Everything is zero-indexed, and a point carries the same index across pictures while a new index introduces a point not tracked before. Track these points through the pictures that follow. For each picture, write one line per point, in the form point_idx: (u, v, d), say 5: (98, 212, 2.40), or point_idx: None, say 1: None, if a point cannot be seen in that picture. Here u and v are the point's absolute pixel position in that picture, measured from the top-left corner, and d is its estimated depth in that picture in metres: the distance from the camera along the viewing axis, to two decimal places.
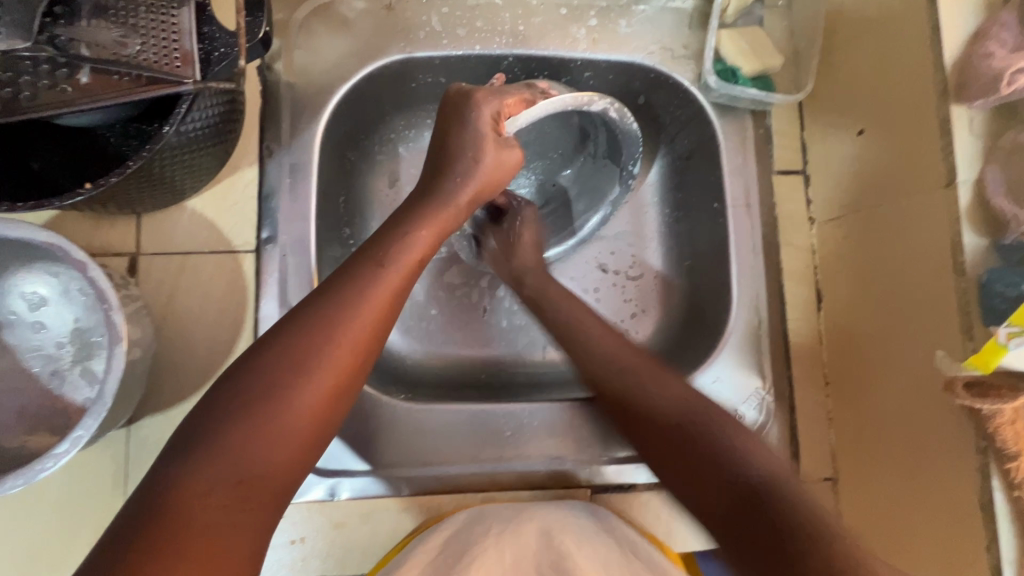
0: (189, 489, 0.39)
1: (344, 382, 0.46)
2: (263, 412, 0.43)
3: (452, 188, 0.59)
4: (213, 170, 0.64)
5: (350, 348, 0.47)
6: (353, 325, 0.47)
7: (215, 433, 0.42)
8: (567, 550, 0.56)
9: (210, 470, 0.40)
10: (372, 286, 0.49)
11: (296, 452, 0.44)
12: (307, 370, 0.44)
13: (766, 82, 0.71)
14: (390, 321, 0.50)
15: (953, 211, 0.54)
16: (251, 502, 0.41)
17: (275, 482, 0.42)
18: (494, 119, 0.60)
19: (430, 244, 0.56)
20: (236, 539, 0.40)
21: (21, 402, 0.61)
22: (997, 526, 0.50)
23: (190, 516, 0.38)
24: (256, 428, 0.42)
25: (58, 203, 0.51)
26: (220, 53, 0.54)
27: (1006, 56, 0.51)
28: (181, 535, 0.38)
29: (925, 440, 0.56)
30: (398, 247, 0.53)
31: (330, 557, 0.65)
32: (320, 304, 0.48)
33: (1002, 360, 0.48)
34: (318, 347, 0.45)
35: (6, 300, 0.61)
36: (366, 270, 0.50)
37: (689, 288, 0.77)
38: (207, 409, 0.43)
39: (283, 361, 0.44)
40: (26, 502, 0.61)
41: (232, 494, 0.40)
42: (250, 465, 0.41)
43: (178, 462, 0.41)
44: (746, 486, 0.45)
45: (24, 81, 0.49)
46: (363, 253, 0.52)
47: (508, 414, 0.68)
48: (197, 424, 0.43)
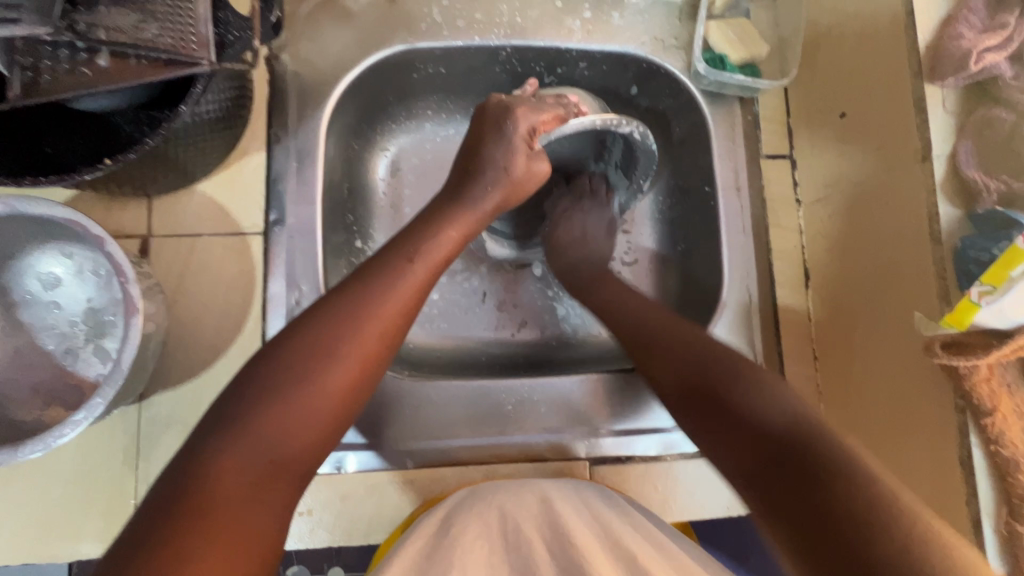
0: (222, 464, 0.41)
1: (369, 369, 0.48)
2: (294, 393, 0.45)
3: (480, 195, 0.61)
4: (221, 154, 0.67)
5: (376, 339, 0.49)
6: (381, 316, 0.49)
7: (248, 411, 0.44)
8: (569, 521, 0.56)
9: (241, 448, 0.42)
10: (399, 281, 0.52)
11: (321, 433, 0.46)
12: (336, 356, 0.47)
13: (753, 70, 0.75)
14: (414, 314, 0.52)
15: (930, 183, 0.57)
16: (279, 479, 0.43)
17: (302, 461, 0.45)
18: (528, 133, 0.63)
19: (456, 245, 0.58)
20: (265, 512, 0.42)
21: (35, 379, 0.63)
22: (975, 480, 0.52)
23: (223, 491, 0.41)
24: (288, 409, 0.44)
25: (77, 177, 0.53)
26: (234, 36, 0.56)
27: (975, 37, 0.54)
28: (217, 504, 0.40)
29: (912, 406, 0.58)
30: (425, 246, 0.55)
31: (336, 528, 0.67)
32: (349, 296, 0.49)
33: (974, 318, 0.50)
34: (347, 335, 0.47)
35: (22, 280, 0.63)
36: (396, 265, 0.53)
37: (683, 270, 0.80)
38: (239, 391, 0.45)
39: (316, 347, 0.46)
40: (40, 475, 0.63)
41: (263, 470, 0.43)
42: (281, 444, 0.44)
43: (212, 438, 0.43)
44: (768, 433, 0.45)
45: (44, 66, 0.53)
46: (392, 248, 0.55)
47: (513, 388, 0.70)
48: (230, 404, 0.44)
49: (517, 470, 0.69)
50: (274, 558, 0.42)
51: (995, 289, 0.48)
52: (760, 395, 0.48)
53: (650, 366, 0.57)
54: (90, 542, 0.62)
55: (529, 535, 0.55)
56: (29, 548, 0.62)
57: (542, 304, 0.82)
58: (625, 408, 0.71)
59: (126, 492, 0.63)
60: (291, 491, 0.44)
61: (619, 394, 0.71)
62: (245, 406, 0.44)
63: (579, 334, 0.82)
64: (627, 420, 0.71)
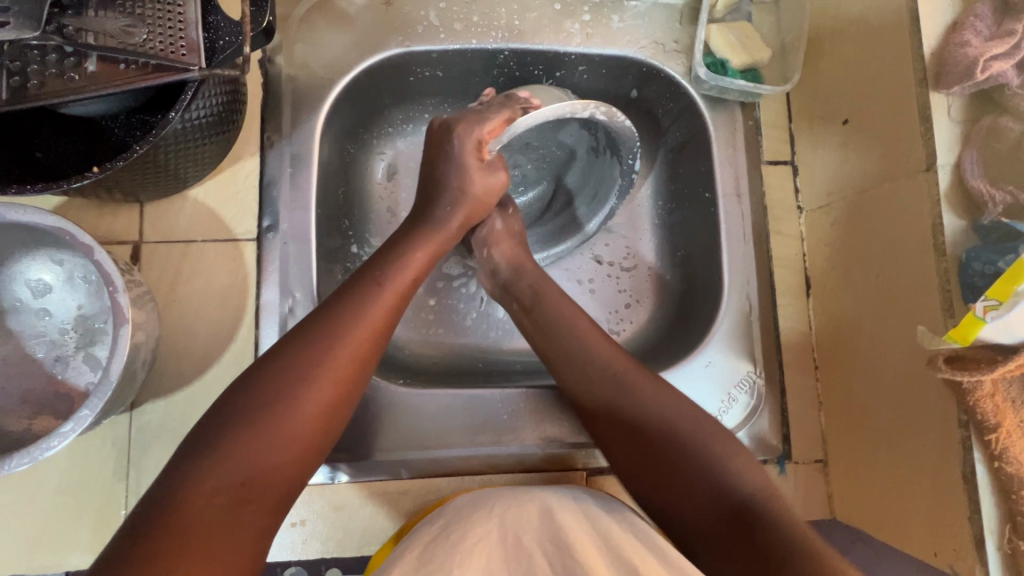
0: (192, 493, 0.40)
1: (344, 390, 0.48)
2: (267, 417, 0.44)
3: (445, 212, 0.62)
4: (215, 159, 0.66)
5: (348, 361, 0.49)
6: (351, 340, 0.49)
7: (222, 436, 0.43)
8: (568, 526, 0.55)
9: (215, 474, 0.41)
10: (369, 304, 0.52)
11: (293, 460, 0.45)
12: (307, 380, 0.46)
13: (754, 74, 0.74)
14: (386, 334, 0.52)
15: (934, 193, 0.56)
16: (251, 506, 0.42)
17: (276, 487, 0.44)
18: (476, 146, 0.61)
19: (423, 266, 0.58)
20: (238, 542, 0.41)
21: (24, 387, 0.62)
22: (978, 496, 0.51)
23: (193, 516, 0.39)
24: (261, 433, 0.44)
25: (66, 186, 0.52)
26: (224, 41, 0.55)
27: (982, 44, 0.53)
28: (189, 534, 0.39)
29: (914, 419, 0.58)
30: (396, 267, 0.55)
31: (330, 539, 0.66)
32: (318, 323, 0.49)
33: (979, 334, 0.49)
34: (317, 361, 0.47)
35: (10, 287, 0.62)
36: (366, 288, 0.53)
37: (682, 277, 0.79)
38: (207, 421, 0.44)
39: (287, 372, 0.46)
40: (29, 484, 0.62)
41: (238, 495, 0.42)
42: (251, 471, 0.43)
43: (186, 467, 0.42)
44: (732, 502, 0.50)
45: (32, 70, 0.51)
46: (362, 271, 0.55)
47: (506, 399, 0.69)
48: (201, 434, 0.44)
49: (513, 480, 0.69)
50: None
51: (1001, 304, 0.47)
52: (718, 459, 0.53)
53: (615, 435, 0.58)
54: (81, 553, 0.62)
55: (530, 547, 0.55)
56: (19, 557, 0.61)
57: None
58: None
59: (117, 501, 0.63)
60: (269, 515, 0.43)
61: None
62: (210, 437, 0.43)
63: None
64: None
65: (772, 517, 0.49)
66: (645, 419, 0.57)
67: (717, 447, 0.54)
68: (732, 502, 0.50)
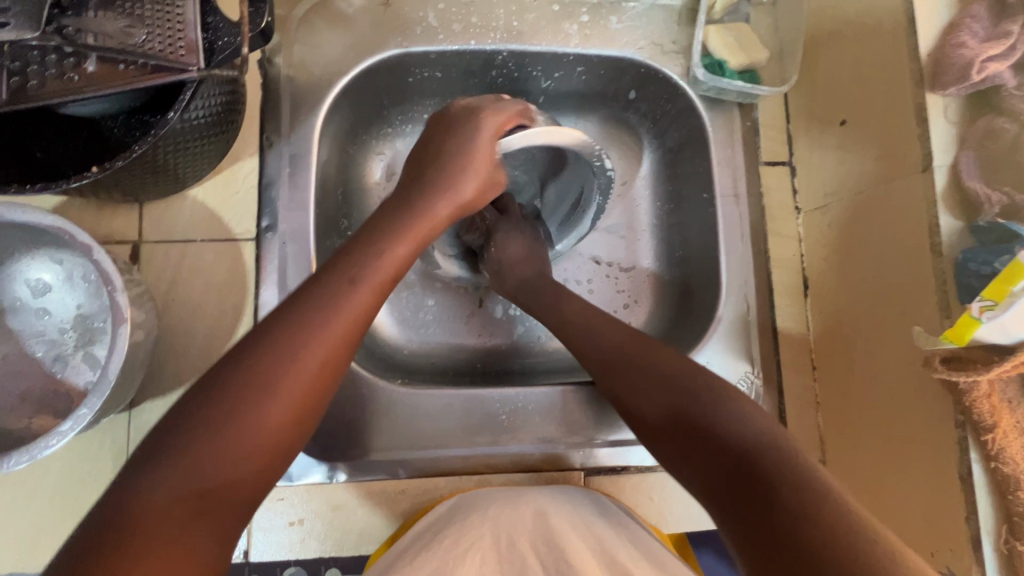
0: (143, 508, 0.36)
1: (307, 408, 0.43)
2: (221, 445, 0.39)
3: (432, 204, 0.57)
4: (214, 160, 0.66)
5: (321, 363, 0.44)
6: (325, 339, 0.44)
7: (173, 466, 0.38)
8: (563, 533, 0.56)
9: (163, 515, 0.36)
10: (349, 299, 0.47)
11: (255, 467, 0.41)
12: (276, 384, 0.42)
13: (752, 75, 0.74)
14: (358, 339, 0.47)
15: (930, 194, 0.56)
16: (209, 522, 0.38)
17: (234, 497, 0.40)
18: (494, 137, 0.60)
19: (404, 261, 0.53)
20: (192, 566, 0.36)
21: (24, 386, 0.62)
22: (974, 496, 0.52)
23: (139, 559, 0.34)
24: (215, 463, 0.39)
25: (65, 186, 0.52)
26: (223, 42, 0.55)
27: (978, 45, 0.54)
28: (135, 554, 0.34)
29: (911, 420, 0.58)
30: (380, 257, 0.51)
31: (328, 538, 0.66)
32: (289, 317, 0.45)
33: (975, 334, 0.49)
34: (285, 361, 0.43)
35: (10, 286, 0.62)
36: (345, 280, 0.48)
37: (680, 278, 0.79)
38: (168, 424, 0.40)
39: (250, 376, 0.42)
40: (28, 483, 0.62)
41: (187, 539, 0.36)
42: (210, 481, 0.38)
43: (127, 508, 0.36)
44: (738, 456, 0.42)
45: (32, 71, 0.52)
46: (331, 268, 0.49)
47: (503, 399, 0.69)
48: (148, 466, 0.38)
49: (509, 480, 0.69)
50: None
51: (997, 305, 0.47)
52: (728, 409, 0.46)
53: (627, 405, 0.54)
54: None
55: (526, 553, 0.55)
56: (17, 556, 0.61)
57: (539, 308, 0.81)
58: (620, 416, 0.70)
59: None
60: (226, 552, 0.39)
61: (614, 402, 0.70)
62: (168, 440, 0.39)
63: None
64: (622, 430, 0.70)
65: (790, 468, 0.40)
66: (649, 389, 0.52)
67: (732, 397, 0.47)
68: (739, 457, 0.42)
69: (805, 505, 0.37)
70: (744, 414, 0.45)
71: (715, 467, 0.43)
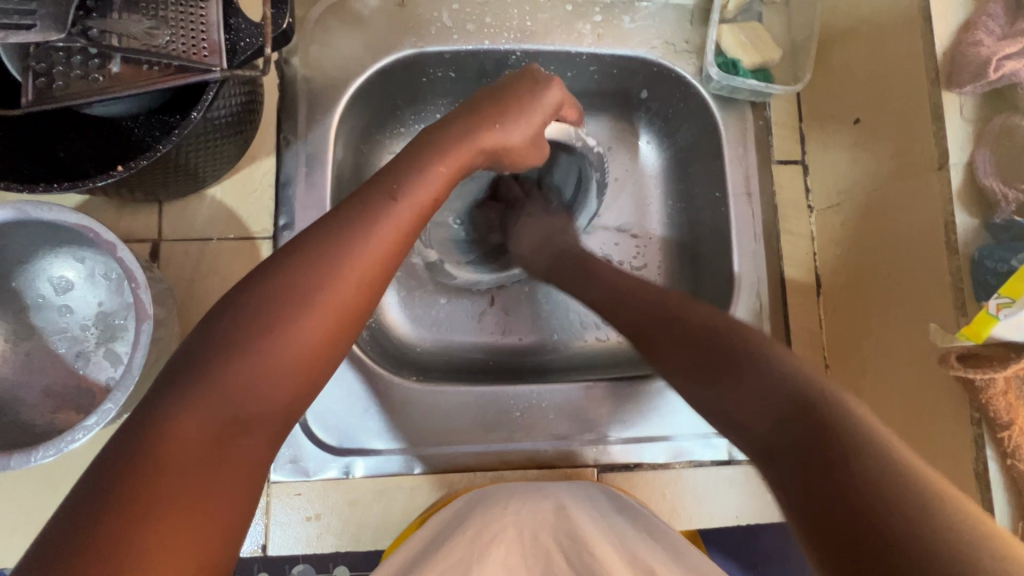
0: (183, 416, 0.38)
1: (346, 318, 0.44)
2: (261, 341, 0.41)
3: (471, 132, 0.57)
4: (233, 159, 0.67)
5: (353, 284, 0.45)
6: (357, 260, 0.45)
7: (213, 359, 0.40)
8: (585, 529, 0.56)
9: (203, 404, 0.39)
10: (380, 221, 0.47)
11: (289, 387, 0.42)
12: (308, 303, 0.43)
13: (765, 74, 0.74)
14: (397, 256, 0.48)
15: (946, 192, 0.56)
16: (247, 434, 0.40)
17: (272, 415, 0.41)
18: (556, 107, 0.64)
19: (439, 187, 0.53)
20: (232, 474, 0.38)
21: (47, 382, 0.63)
22: (991, 494, 0.52)
23: (181, 454, 0.36)
24: (253, 357, 0.40)
25: (91, 185, 0.53)
26: (245, 43, 0.56)
27: (994, 44, 0.54)
28: (178, 461, 0.36)
29: (925, 417, 0.58)
30: (410, 184, 0.50)
31: (345, 534, 0.67)
32: (320, 238, 0.45)
33: (992, 331, 0.50)
34: (317, 281, 0.43)
35: (34, 284, 0.63)
36: (378, 203, 0.48)
37: (693, 276, 0.79)
38: (202, 340, 0.41)
39: (282, 293, 0.43)
40: (51, 477, 0.63)
41: (226, 429, 0.39)
42: (246, 397, 0.40)
43: (173, 392, 0.39)
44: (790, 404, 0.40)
45: (58, 72, 0.53)
46: (373, 186, 0.50)
47: (520, 394, 0.70)
48: (193, 355, 0.41)
49: (524, 476, 0.69)
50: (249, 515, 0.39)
51: (1014, 301, 0.48)
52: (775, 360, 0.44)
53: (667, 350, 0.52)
54: None
55: (547, 545, 0.57)
56: None
57: (553, 307, 0.81)
58: (634, 414, 0.70)
59: None
60: (264, 449, 0.41)
61: (627, 400, 0.70)
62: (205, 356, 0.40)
63: (585, 340, 0.81)
64: (635, 428, 0.70)
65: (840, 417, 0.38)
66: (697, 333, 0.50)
67: (765, 348, 0.46)
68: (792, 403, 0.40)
69: (848, 438, 0.35)
70: (782, 362, 0.43)
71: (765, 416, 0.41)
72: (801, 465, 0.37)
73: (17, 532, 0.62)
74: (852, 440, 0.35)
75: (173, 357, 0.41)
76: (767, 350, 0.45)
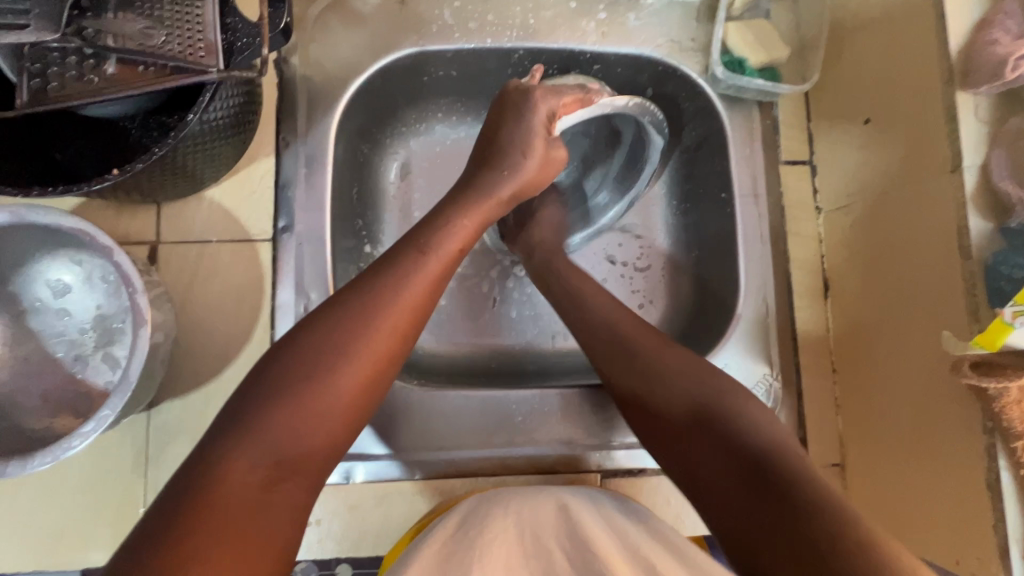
0: (231, 465, 0.41)
1: (381, 367, 0.47)
2: (303, 391, 0.44)
3: (494, 181, 0.61)
4: (231, 160, 0.66)
5: (390, 335, 0.48)
6: (393, 312, 0.48)
7: (259, 410, 0.43)
8: (588, 529, 0.54)
9: (252, 451, 0.42)
10: (413, 274, 0.50)
11: (330, 435, 0.45)
12: (348, 354, 0.46)
13: (773, 73, 0.72)
14: (428, 307, 0.51)
15: (959, 195, 0.55)
16: (290, 480, 0.43)
17: (314, 461, 0.44)
18: (548, 118, 0.61)
19: (467, 236, 0.56)
20: (276, 520, 0.41)
21: (45, 387, 0.63)
22: (1002, 505, 0.51)
23: (230, 500, 0.39)
24: (296, 406, 0.43)
25: (86, 189, 0.53)
26: (242, 43, 0.55)
27: (1011, 43, 0.52)
28: (225, 509, 0.39)
29: (936, 425, 0.57)
30: (439, 237, 0.54)
31: (345, 539, 0.66)
32: (358, 292, 0.49)
33: (1007, 340, 0.49)
34: (357, 333, 0.47)
35: (31, 287, 0.63)
36: (408, 257, 0.51)
37: (697, 279, 0.78)
38: (249, 390, 0.44)
39: (323, 347, 0.46)
40: (50, 482, 0.63)
41: (271, 474, 0.42)
42: (291, 445, 0.43)
43: (223, 440, 0.42)
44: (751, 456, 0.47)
45: (52, 72, 0.52)
46: (404, 241, 0.54)
47: (525, 400, 0.69)
48: (241, 405, 0.44)
49: (526, 482, 0.69)
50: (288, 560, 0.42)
51: None
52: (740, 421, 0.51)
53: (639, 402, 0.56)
54: (100, 551, 0.62)
55: (551, 548, 0.53)
56: (39, 554, 0.62)
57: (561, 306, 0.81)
58: None
59: (136, 499, 0.63)
60: (306, 494, 0.44)
61: None
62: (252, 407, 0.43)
63: None
64: None
65: (802, 479, 0.45)
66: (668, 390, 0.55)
67: (730, 399, 0.53)
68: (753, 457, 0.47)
69: (812, 496, 0.43)
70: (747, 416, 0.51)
71: (726, 463, 0.48)
72: (769, 522, 0.43)
73: (15, 537, 0.62)
74: (814, 493, 0.43)
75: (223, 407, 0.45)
76: (730, 405, 0.52)
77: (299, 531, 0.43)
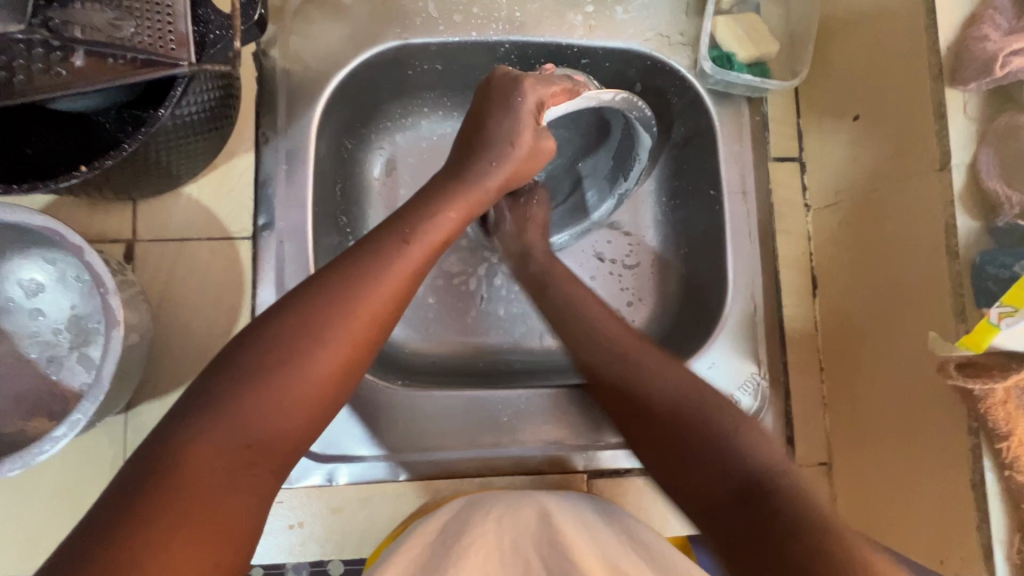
0: (194, 449, 0.40)
1: (357, 355, 0.46)
2: (274, 376, 0.43)
3: (484, 170, 0.59)
4: (209, 156, 0.64)
5: (366, 323, 0.47)
6: (371, 300, 0.47)
7: (227, 393, 0.42)
8: (563, 528, 0.54)
9: (218, 432, 0.41)
10: (394, 261, 0.49)
11: (299, 422, 0.44)
12: (321, 340, 0.44)
13: (762, 68, 0.72)
14: (407, 298, 0.50)
15: (947, 194, 0.54)
16: (255, 468, 0.42)
17: (281, 446, 0.43)
18: (536, 108, 0.60)
19: (454, 228, 0.55)
20: (239, 504, 0.40)
21: (19, 388, 0.61)
22: (986, 505, 0.50)
23: (188, 490, 0.38)
24: (264, 391, 0.42)
25: (52, 185, 0.51)
26: (215, 35, 0.54)
27: (1001, 38, 0.52)
28: (184, 496, 0.38)
29: (921, 420, 0.56)
30: (421, 225, 0.53)
31: (329, 541, 0.65)
32: (338, 277, 0.47)
33: (993, 340, 0.49)
34: (333, 319, 0.45)
35: (2, 287, 0.61)
36: (391, 245, 0.50)
37: (686, 277, 0.77)
38: (215, 374, 0.43)
39: (295, 332, 0.44)
40: (26, 486, 0.62)
41: (238, 458, 0.41)
42: (257, 429, 0.42)
43: (189, 421, 0.41)
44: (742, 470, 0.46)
45: (18, 65, 0.49)
46: (384, 228, 0.52)
47: (512, 397, 0.68)
48: (205, 390, 0.43)
49: (512, 483, 0.68)
50: (250, 548, 0.41)
51: (1017, 310, 0.47)
52: (733, 434, 0.49)
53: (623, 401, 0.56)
54: None
55: (527, 551, 0.53)
56: (15, 558, 0.61)
57: None
58: None
59: None
60: (271, 480, 0.43)
61: None
62: (220, 388, 0.42)
63: None
64: None
65: (788, 495, 0.44)
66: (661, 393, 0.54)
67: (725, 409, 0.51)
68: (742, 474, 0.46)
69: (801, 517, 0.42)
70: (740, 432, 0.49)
71: (719, 476, 0.47)
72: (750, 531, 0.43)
73: None
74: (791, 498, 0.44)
75: (186, 391, 0.43)
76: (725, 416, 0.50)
77: (262, 517, 0.42)
